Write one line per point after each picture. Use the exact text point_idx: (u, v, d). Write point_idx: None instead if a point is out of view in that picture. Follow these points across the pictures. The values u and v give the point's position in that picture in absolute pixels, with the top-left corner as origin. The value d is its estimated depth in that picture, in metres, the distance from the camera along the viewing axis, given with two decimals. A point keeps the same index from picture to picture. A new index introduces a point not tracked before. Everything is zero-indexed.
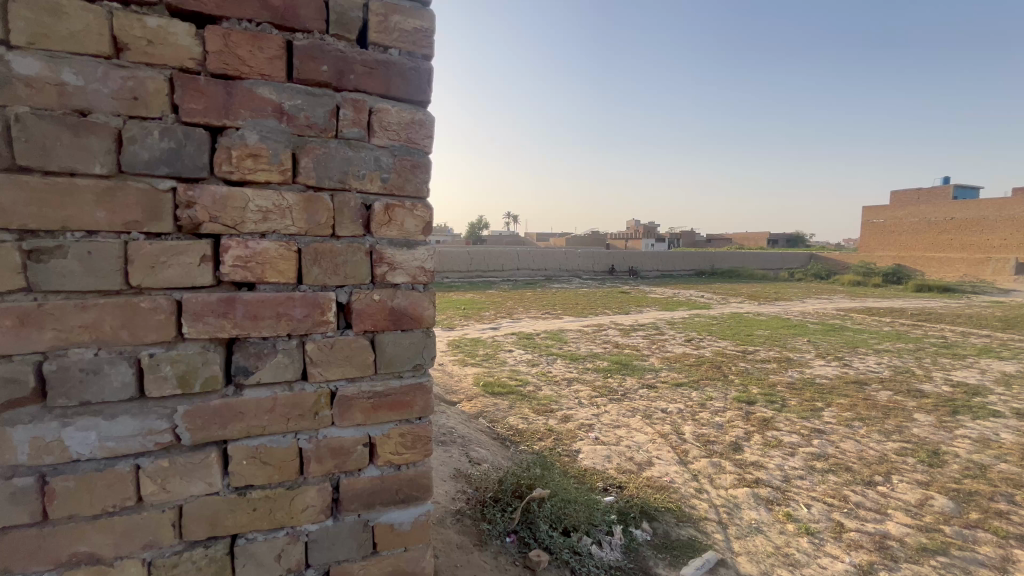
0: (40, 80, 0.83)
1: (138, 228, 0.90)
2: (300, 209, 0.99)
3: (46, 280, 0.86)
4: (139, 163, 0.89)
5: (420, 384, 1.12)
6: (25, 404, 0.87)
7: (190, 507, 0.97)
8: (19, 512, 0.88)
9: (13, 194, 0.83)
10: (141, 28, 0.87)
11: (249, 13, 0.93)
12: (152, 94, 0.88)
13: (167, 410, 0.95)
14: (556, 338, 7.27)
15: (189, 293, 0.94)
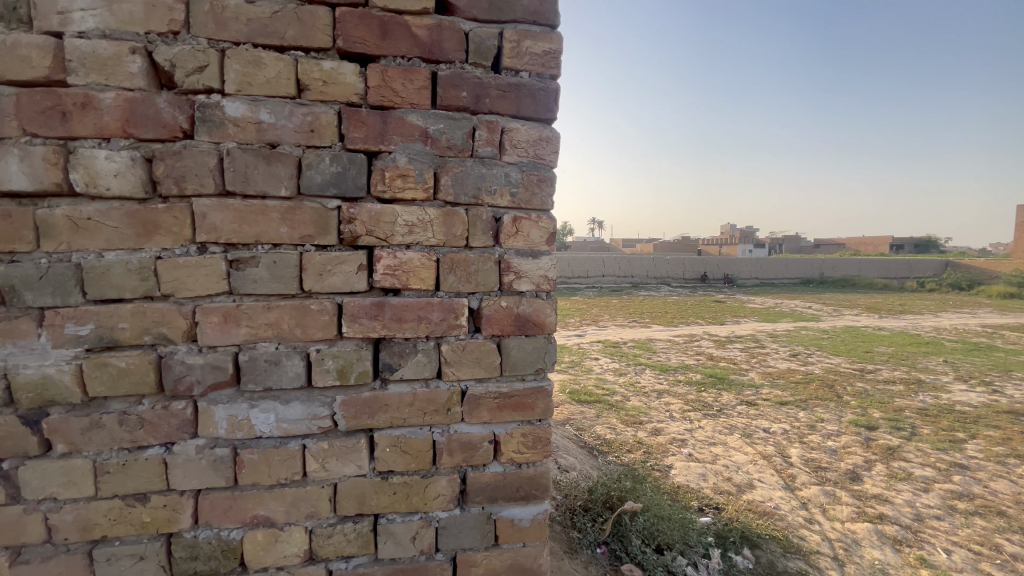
0: (244, 120, 1.00)
1: (311, 241, 1.05)
2: (440, 222, 1.09)
3: (243, 285, 1.03)
4: (314, 185, 1.04)
5: (541, 387, 1.18)
6: (224, 387, 1.05)
7: (344, 485, 1.10)
8: (217, 476, 1.06)
9: (223, 214, 1.01)
10: (319, 71, 1.02)
11: (403, 50, 1.04)
12: (325, 126, 1.03)
13: (328, 399, 1.09)
14: (645, 347, 7.04)
15: (348, 298, 1.07)
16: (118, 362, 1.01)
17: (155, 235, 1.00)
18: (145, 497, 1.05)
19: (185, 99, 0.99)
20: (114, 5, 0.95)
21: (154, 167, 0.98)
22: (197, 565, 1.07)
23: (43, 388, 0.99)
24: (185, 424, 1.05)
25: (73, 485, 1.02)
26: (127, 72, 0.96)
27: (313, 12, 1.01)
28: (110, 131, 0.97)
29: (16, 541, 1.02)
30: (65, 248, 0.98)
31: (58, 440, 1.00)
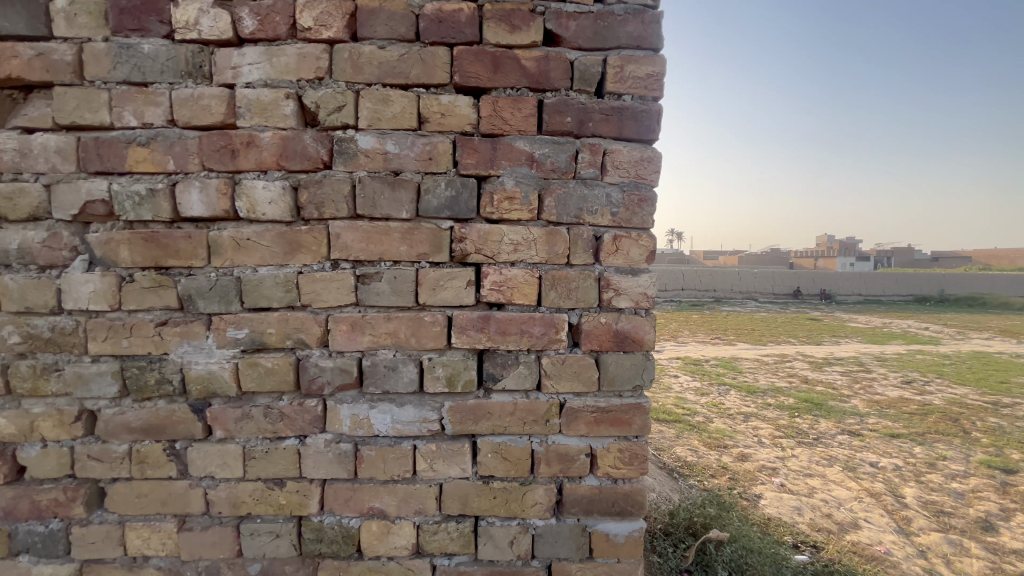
0: (374, 151, 1.13)
1: (426, 258, 1.15)
2: (543, 241, 1.14)
3: (368, 297, 1.15)
4: (430, 208, 1.14)
5: (639, 404, 1.18)
6: (349, 388, 1.17)
7: (449, 486, 1.18)
8: (341, 468, 1.18)
9: (354, 234, 1.14)
10: (438, 105, 1.12)
11: (513, 81, 1.12)
12: (442, 154, 1.13)
13: (437, 404, 1.18)
14: (729, 366, 6.65)
15: (458, 311, 1.16)
16: (265, 362, 1.16)
17: (298, 253, 1.15)
18: (281, 483, 1.19)
19: (326, 134, 1.13)
20: (274, 58, 1.12)
21: (299, 194, 1.13)
22: (321, 547, 1.19)
23: (208, 382, 1.17)
24: (316, 420, 1.18)
25: (227, 466, 1.19)
26: (281, 114, 1.12)
27: (435, 52, 1.11)
28: (266, 164, 1.13)
29: (182, 510, 1.20)
30: (229, 264, 1.15)
31: (217, 427, 1.18)
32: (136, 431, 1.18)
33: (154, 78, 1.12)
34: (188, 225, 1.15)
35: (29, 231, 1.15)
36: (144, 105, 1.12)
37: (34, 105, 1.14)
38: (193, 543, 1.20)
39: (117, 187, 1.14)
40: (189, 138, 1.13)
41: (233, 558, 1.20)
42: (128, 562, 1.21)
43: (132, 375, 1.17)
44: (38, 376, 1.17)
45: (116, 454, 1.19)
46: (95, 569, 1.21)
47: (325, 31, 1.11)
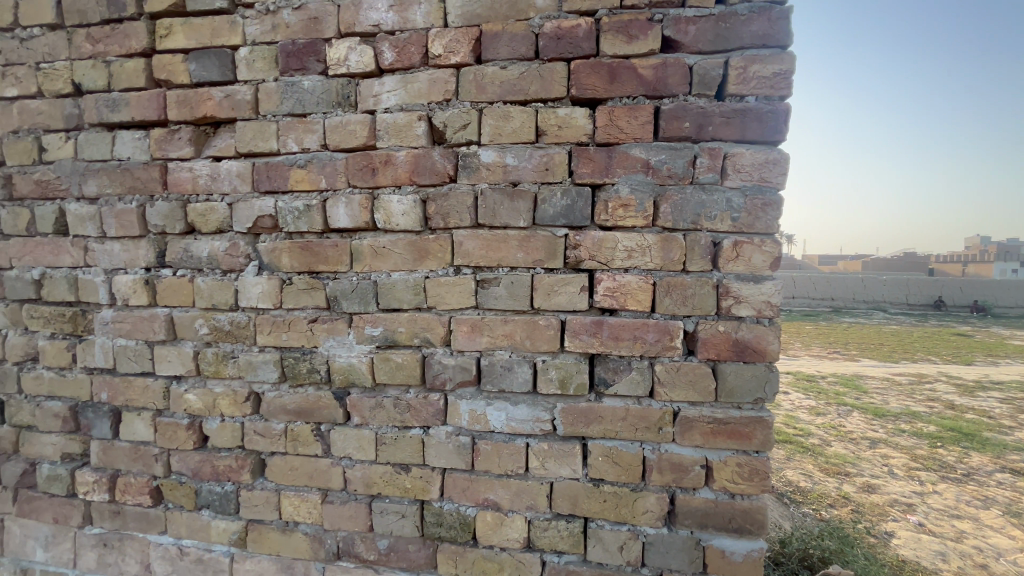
0: (494, 165, 1.20)
1: (541, 264, 1.20)
2: (658, 248, 1.14)
3: (486, 301, 1.23)
4: (546, 217, 1.19)
5: (760, 417, 1.13)
6: (467, 385, 1.26)
7: (560, 485, 1.22)
8: (459, 459, 1.27)
9: (475, 242, 1.22)
10: (555, 117, 1.17)
11: (629, 90, 1.14)
12: (558, 165, 1.18)
13: (549, 405, 1.22)
14: (850, 385, 5.94)
15: (571, 316, 1.19)
16: (395, 358, 1.29)
17: (426, 260, 1.26)
18: (407, 468, 1.31)
19: (452, 151, 1.23)
20: (409, 85, 1.25)
21: (428, 206, 1.24)
22: (441, 531, 1.29)
23: (348, 373, 1.32)
24: (438, 413, 1.28)
25: (362, 449, 1.33)
26: (414, 135, 1.24)
27: (553, 68, 1.17)
28: (400, 180, 1.26)
29: (325, 485, 1.37)
30: (368, 269, 1.30)
31: (355, 413, 1.33)
32: (291, 412, 1.38)
33: (311, 109, 1.31)
34: (334, 235, 1.32)
35: (216, 241, 1.39)
36: (302, 133, 1.31)
37: (221, 137, 1.38)
38: (333, 515, 1.36)
39: (281, 204, 1.34)
40: (337, 159, 1.29)
41: (365, 532, 1.35)
42: (282, 524, 1.41)
43: (288, 364, 1.36)
44: (219, 361, 1.41)
45: (275, 431, 1.39)
46: (257, 528, 1.42)
47: (453, 57, 1.21)
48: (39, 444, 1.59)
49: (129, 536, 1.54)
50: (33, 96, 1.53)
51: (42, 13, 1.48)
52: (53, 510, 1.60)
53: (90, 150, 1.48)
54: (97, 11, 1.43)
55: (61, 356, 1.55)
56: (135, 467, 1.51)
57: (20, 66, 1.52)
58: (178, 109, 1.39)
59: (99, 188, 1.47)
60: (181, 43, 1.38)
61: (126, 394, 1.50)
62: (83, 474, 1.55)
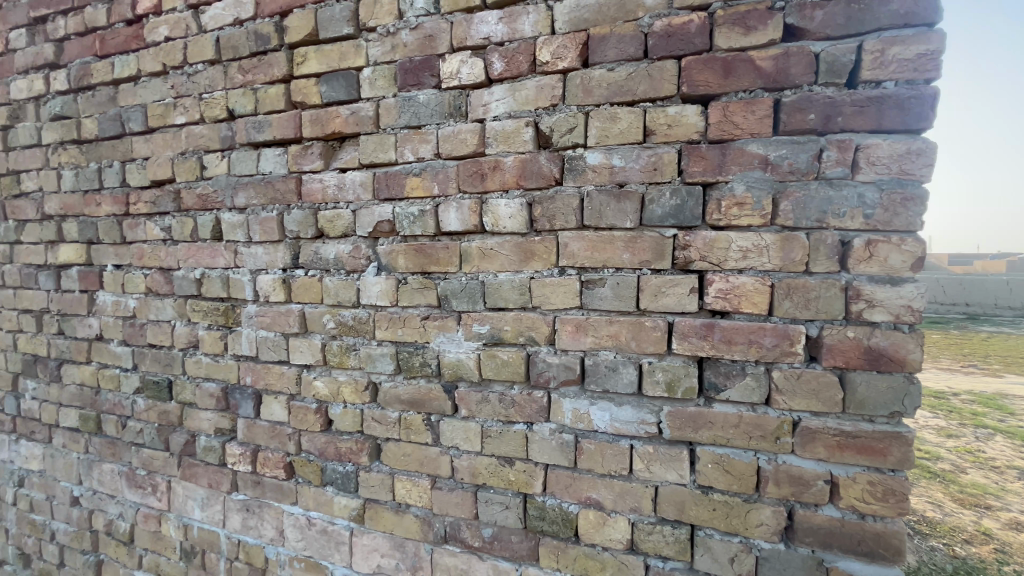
0: (601, 166, 1.21)
1: (648, 265, 1.19)
2: (777, 247, 1.09)
3: (591, 301, 1.24)
4: (654, 217, 1.18)
5: (898, 433, 1.04)
6: (571, 384, 1.28)
7: (666, 490, 1.20)
8: (562, 456, 1.30)
9: (580, 243, 1.24)
10: (664, 117, 1.16)
11: (746, 84, 1.10)
12: (667, 164, 1.16)
13: (655, 408, 1.21)
14: (992, 404, 5.12)
15: (680, 318, 1.17)
16: (501, 355, 1.35)
17: (531, 261, 1.30)
18: (511, 461, 1.36)
19: (559, 154, 1.26)
20: (516, 92, 1.29)
21: (534, 209, 1.28)
22: (543, 525, 1.33)
23: (457, 368, 1.40)
24: (541, 410, 1.31)
25: (468, 440, 1.41)
26: (521, 140, 1.29)
27: (662, 66, 1.15)
28: (508, 184, 1.31)
29: (434, 472, 1.46)
30: (475, 270, 1.36)
31: (462, 406, 1.40)
32: (405, 402, 1.49)
33: (425, 121, 1.40)
34: (446, 238, 1.40)
35: (341, 245, 1.54)
36: (418, 144, 1.41)
37: (347, 151, 1.53)
38: (442, 500, 1.45)
39: (398, 210, 1.45)
40: (449, 167, 1.38)
41: (471, 519, 1.42)
42: (395, 505, 1.53)
43: (403, 357, 1.48)
44: (343, 353, 1.56)
45: (390, 419, 1.51)
46: (373, 507, 1.56)
47: (561, 62, 1.24)
48: (198, 419, 1.87)
49: (266, 504, 1.75)
50: (196, 122, 1.79)
51: (204, 52, 1.74)
52: (208, 477, 1.86)
53: (240, 167, 1.70)
54: (247, 45, 1.65)
55: (216, 345, 1.80)
56: (273, 444, 1.72)
57: (187, 98, 1.80)
58: (311, 127, 1.57)
59: (247, 199, 1.69)
60: (314, 68, 1.55)
61: (266, 379, 1.71)
62: (231, 447, 1.79)
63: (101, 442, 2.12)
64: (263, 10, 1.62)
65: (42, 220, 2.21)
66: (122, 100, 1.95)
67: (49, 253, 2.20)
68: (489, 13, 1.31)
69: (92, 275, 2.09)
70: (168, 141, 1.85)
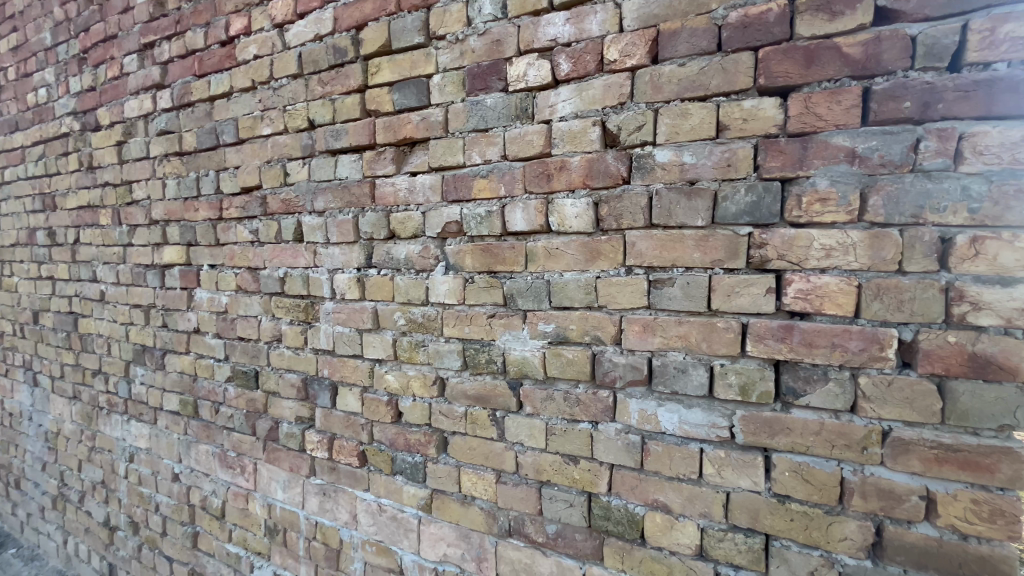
0: (671, 164, 1.19)
1: (721, 265, 1.15)
2: (865, 246, 1.02)
3: (659, 301, 1.22)
4: (728, 215, 1.14)
5: (1008, 449, 0.95)
6: (638, 384, 1.27)
7: (738, 497, 1.17)
8: (628, 457, 1.29)
9: (649, 242, 1.23)
10: (740, 111, 1.12)
11: (831, 73, 1.04)
12: (742, 160, 1.12)
13: (728, 411, 1.17)
14: None
15: (755, 319, 1.13)
16: (567, 354, 1.36)
17: (597, 260, 1.30)
18: (576, 460, 1.36)
19: (626, 153, 1.25)
20: (583, 92, 1.30)
21: (600, 208, 1.28)
22: (608, 525, 1.32)
23: (522, 366, 1.43)
24: (607, 410, 1.31)
25: (533, 437, 1.43)
26: (589, 140, 1.29)
27: (738, 59, 1.12)
28: (574, 184, 1.32)
29: (499, 466, 1.49)
30: (541, 269, 1.38)
31: (527, 403, 1.43)
32: (471, 397, 1.53)
33: (493, 124, 1.44)
34: (511, 237, 1.43)
35: (412, 245, 1.61)
36: (485, 146, 1.45)
37: (417, 155, 1.59)
38: (507, 494, 1.48)
39: (465, 211, 1.50)
40: (516, 168, 1.40)
41: (535, 515, 1.44)
42: (461, 497, 1.58)
43: (470, 354, 1.52)
44: (413, 349, 1.63)
45: (457, 413, 1.56)
46: (440, 497, 1.62)
47: (629, 60, 1.23)
48: (281, 407, 2.02)
49: (341, 489, 1.86)
50: (280, 132, 1.93)
51: (288, 67, 1.87)
52: (289, 461, 2.01)
53: (319, 173, 1.82)
54: (326, 59, 1.76)
55: (297, 339, 1.94)
56: (347, 433, 1.82)
57: (273, 110, 1.94)
58: (384, 134, 1.65)
59: (325, 203, 1.81)
60: (387, 77, 1.62)
61: (342, 372, 1.82)
62: (310, 435, 1.92)
63: (197, 425, 2.35)
64: (341, 24, 1.72)
65: (149, 225, 2.47)
66: (217, 114, 2.14)
67: (155, 254, 2.46)
68: (557, 14, 1.32)
69: (190, 274, 2.31)
70: (256, 151, 2.02)
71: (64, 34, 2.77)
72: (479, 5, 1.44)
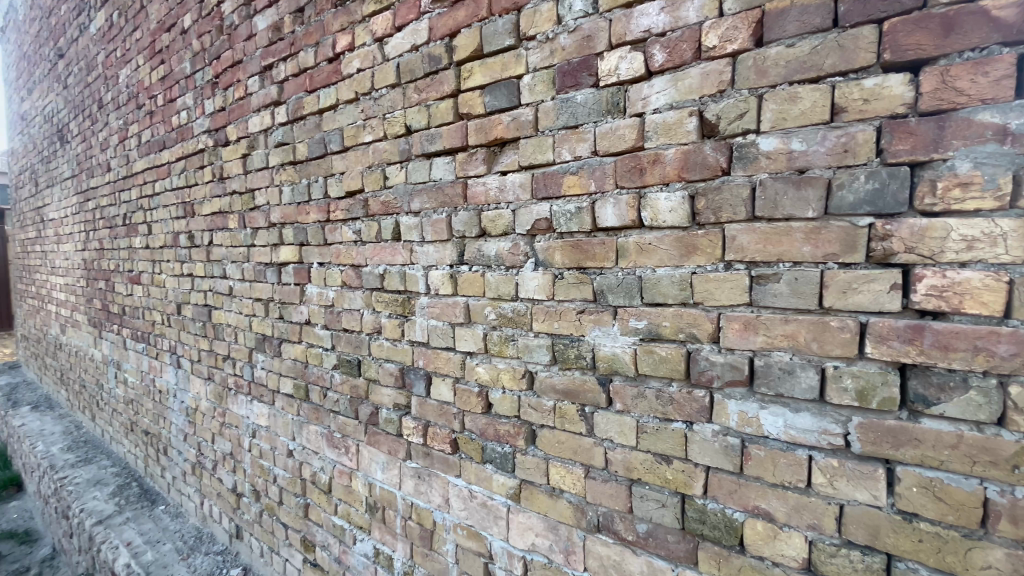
0: (777, 152, 1.13)
1: (835, 259, 1.07)
2: (1018, 236, 0.90)
3: (763, 297, 1.16)
4: (844, 205, 1.05)
5: None
6: (737, 385, 1.21)
7: (854, 511, 1.08)
8: (726, 459, 1.24)
9: (752, 236, 1.16)
10: (859, 91, 1.03)
11: (975, 41, 0.92)
12: (862, 144, 1.03)
13: (841, 417, 1.09)
14: None
15: (875, 318, 1.03)
16: (660, 351, 1.33)
17: (693, 255, 1.25)
18: (668, 460, 1.33)
19: (726, 142, 1.20)
20: (679, 82, 1.26)
21: (697, 202, 1.24)
22: (704, 529, 1.28)
23: (612, 362, 1.42)
24: (703, 410, 1.27)
25: (623, 434, 1.42)
26: (684, 131, 1.25)
27: (858, 34, 1.02)
28: (669, 177, 1.28)
29: (588, 461, 1.50)
30: (633, 265, 1.36)
31: (618, 400, 1.42)
32: (560, 392, 1.55)
33: (583, 120, 1.44)
34: (601, 233, 1.42)
35: (502, 243, 1.66)
36: (576, 143, 1.45)
37: (507, 155, 1.63)
38: (596, 490, 1.48)
39: (555, 208, 1.51)
40: (607, 164, 1.39)
41: (625, 512, 1.43)
42: (549, 489, 1.60)
43: (559, 349, 1.54)
44: (503, 343, 1.69)
45: (546, 407, 1.59)
46: (529, 488, 1.66)
47: (730, 45, 1.17)
48: (380, 394, 2.18)
49: (435, 473, 1.97)
50: (380, 138, 2.08)
51: (388, 78, 2.01)
52: (388, 444, 2.16)
53: (415, 175, 1.94)
54: (422, 67, 1.87)
55: (395, 331, 2.08)
56: (441, 421, 1.93)
57: (374, 119, 2.09)
58: (476, 136, 1.71)
59: (421, 204, 1.92)
60: (480, 81, 1.69)
61: (436, 363, 1.92)
62: (407, 421, 2.06)
63: (308, 407, 2.60)
64: (436, 33, 1.81)
65: (269, 227, 2.77)
66: (325, 125, 2.35)
67: (273, 253, 2.75)
68: (650, 4, 1.29)
69: (302, 271, 2.56)
70: (359, 157, 2.18)
71: (200, 63, 3.18)
72: (570, 3, 1.45)
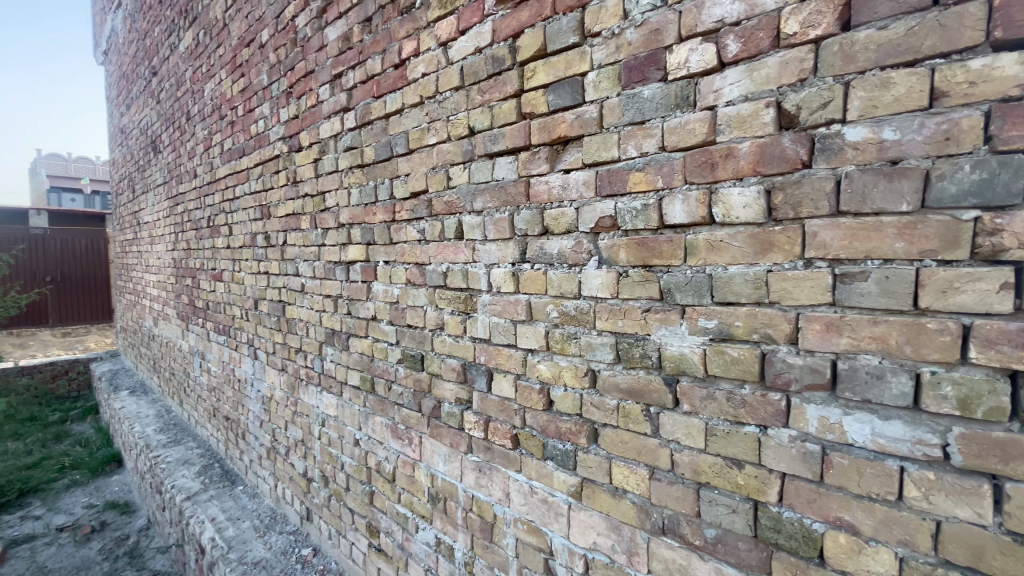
0: (866, 142, 1.06)
1: (934, 255, 0.99)
2: None
3: (848, 297, 1.09)
4: (945, 197, 0.97)
5: None
6: (818, 389, 1.15)
7: (953, 528, 1.00)
8: (804, 467, 1.18)
9: (836, 231, 1.10)
10: (965, 73, 0.95)
11: None
12: (967, 131, 0.95)
13: (939, 427, 1.01)
14: None
15: (982, 320, 0.95)
16: (731, 352, 1.29)
17: (770, 252, 1.20)
18: (739, 465, 1.29)
19: (807, 134, 1.14)
20: (755, 72, 1.21)
21: (774, 196, 1.19)
22: (779, 538, 1.23)
23: (680, 362, 1.39)
24: (779, 414, 1.21)
25: (690, 436, 1.38)
26: (760, 123, 1.20)
27: (962, 12, 0.95)
28: (743, 172, 1.24)
29: (653, 462, 1.47)
30: (702, 263, 1.32)
31: (685, 401, 1.39)
32: (624, 391, 1.54)
33: (650, 116, 1.41)
34: (669, 230, 1.39)
35: (565, 241, 1.67)
36: (642, 139, 1.43)
37: (571, 153, 1.63)
38: (661, 491, 1.46)
39: (620, 205, 1.50)
40: (675, 160, 1.36)
41: (692, 517, 1.40)
42: (612, 489, 1.59)
43: (623, 348, 1.53)
44: (565, 341, 1.69)
45: (609, 406, 1.58)
46: (590, 486, 1.65)
47: (814, 31, 1.12)
48: (443, 388, 2.25)
49: (495, 468, 2.01)
50: (444, 140, 2.14)
51: (452, 81, 2.07)
52: (450, 437, 2.23)
53: (478, 175, 1.98)
54: (485, 69, 1.90)
55: (457, 327, 2.14)
56: (501, 416, 1.96)
57: (437, 121, 2.16)
58: (539, 135, 1.73)
59: (484, 204, 1.96)
60: (543, 80, 1.70)
61: (497, 360, 1.96)
62: (468, 415, 2.11)
63: (374, 399, 2.73)
64: (499, 35, 1.84)
65: (338, 227, 2.93)
66: (391, 129, 2.45)
67: (342, 252, 2.90)
68: None
69: (369, 269, 2.69)
70: (423, 159, 2.26)
71: (276, 75, 3.40)
72: None
